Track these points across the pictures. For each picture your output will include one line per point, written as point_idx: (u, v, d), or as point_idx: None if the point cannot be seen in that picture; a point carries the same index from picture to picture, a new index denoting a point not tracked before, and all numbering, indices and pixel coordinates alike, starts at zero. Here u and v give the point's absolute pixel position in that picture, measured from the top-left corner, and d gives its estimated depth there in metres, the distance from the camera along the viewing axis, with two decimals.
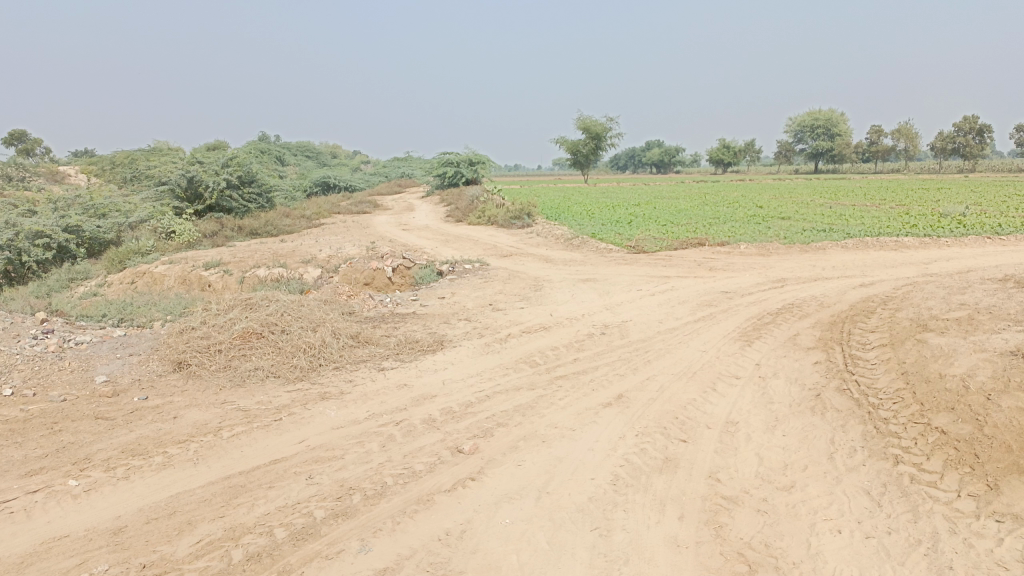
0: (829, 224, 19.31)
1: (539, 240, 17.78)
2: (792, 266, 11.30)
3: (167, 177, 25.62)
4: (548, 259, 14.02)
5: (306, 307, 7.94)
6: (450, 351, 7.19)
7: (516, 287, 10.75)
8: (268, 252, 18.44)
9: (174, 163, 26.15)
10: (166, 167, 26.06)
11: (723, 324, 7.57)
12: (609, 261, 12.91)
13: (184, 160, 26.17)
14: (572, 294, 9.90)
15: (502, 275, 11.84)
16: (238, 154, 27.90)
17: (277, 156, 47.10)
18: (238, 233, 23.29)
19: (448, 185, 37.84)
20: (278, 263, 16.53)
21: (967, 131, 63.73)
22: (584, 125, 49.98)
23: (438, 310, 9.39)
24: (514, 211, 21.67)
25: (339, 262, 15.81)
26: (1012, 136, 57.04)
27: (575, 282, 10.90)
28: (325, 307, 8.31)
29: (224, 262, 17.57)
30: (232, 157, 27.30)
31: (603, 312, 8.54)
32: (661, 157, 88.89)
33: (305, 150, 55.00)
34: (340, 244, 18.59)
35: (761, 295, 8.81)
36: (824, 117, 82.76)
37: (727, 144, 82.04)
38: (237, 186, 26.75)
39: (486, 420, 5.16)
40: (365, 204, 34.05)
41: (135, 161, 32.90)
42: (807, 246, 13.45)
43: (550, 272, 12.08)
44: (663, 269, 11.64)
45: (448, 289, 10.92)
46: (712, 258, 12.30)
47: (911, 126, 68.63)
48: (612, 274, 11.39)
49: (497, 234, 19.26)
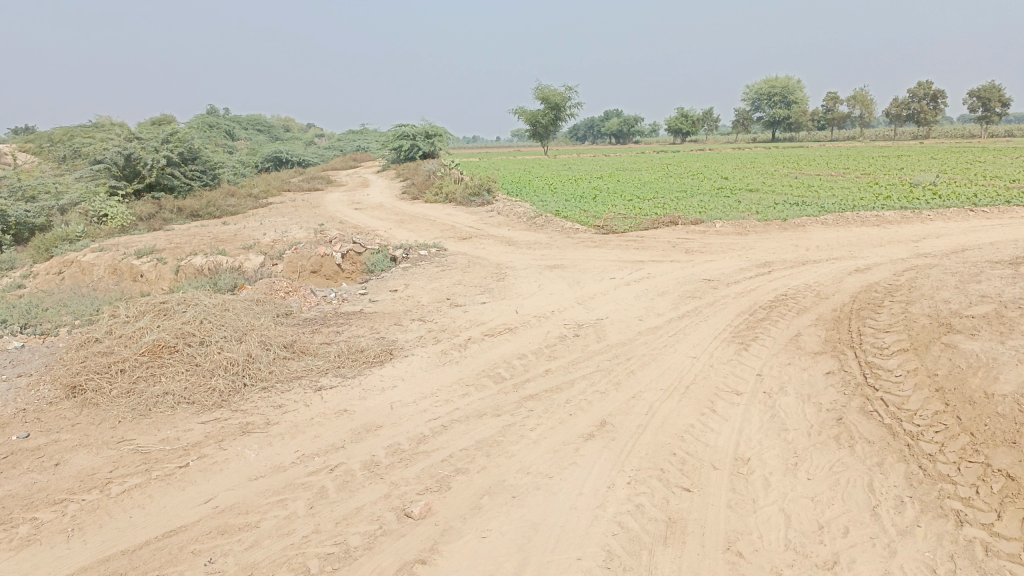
0: (800, 197, 18.62)
1: (500, 219, 16.77)
2: (774, 247, 10.44)
3: (102, 154, 23.91)
4: (510, 241, 13.04)
5: (232, 312, 6.84)
6: (400, 362, 6.17)
7: (476, 277, 9.73)
8: (210, 237, 17.11)
9: (110, 140, 24.40)
10: (101, 144, 24.33)
11: (712, 322, 6.66)
12: (576, 243, 11.97)
13: (122, 135, 24.45)
14: (539, 285, 8.91)
15: (462, 262, 10.80)
16: (180, 130, 26.24)
17: (226, 131, 45.17)
18: (179, 215, 21.80)
19: (403, 159, 36.43)
20: (219, 248, 15.29)
21: (921, 97, 63.89)
22: (543, 95, 48.78)
23: (388, 306, 8.35)
24: (473, 187, 20.60)
25: (284, 247, 14.63)
26: (966, 102, 57.24)
27: (541, 270, 9.92)
28: (255, 310, 7.21)
29: (161, 249, 16.23)
30: (173, 133, 25.65)
31: (575, 308, 7.59)
32: (620, 127, 88.10)
33: (257, 123, 52.96)
34: (287, 226, 17.31)
35: (748, 283, 7.93)
36: (782, 84, 82.55)
37: (686, 112, 81.46)
38: (179, 164, 25.16)
39: (441, 465, 4.17)
40: (317, 181, 32.56)
41: (71, 139, 30.93)
42: (786, 224, 12.65)
43: (513, 258, 11.11)
44: (635, 252, 10.73)
45: (401, 279, 9.89)
46: (687, 239, 11.41)
47: (867, 93, 68.65)
48: (581, 260, 10.43)
49: (456, 213, 18.18)
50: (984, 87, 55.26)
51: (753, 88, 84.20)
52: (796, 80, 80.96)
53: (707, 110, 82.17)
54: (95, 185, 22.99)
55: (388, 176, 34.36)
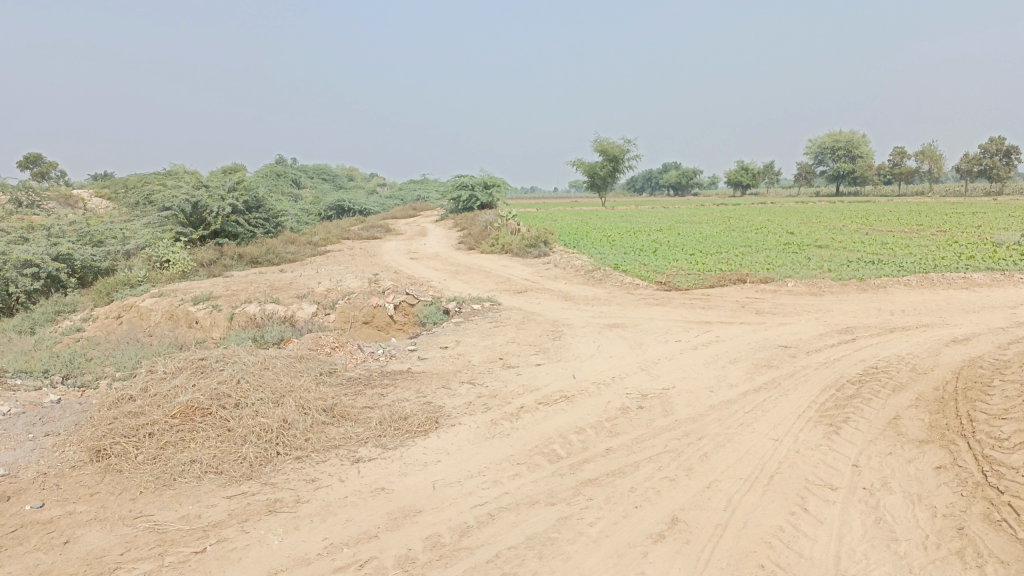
0: (874, 255, 17.72)
1: (557, 272, 16.32)
2: (853, 310, 9.67)
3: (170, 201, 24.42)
4: (567, 296, 12.54)
5: (272, 370, 6.45)
6: (447, 432, 5.66)
7: (532, 336, 9.20)
8: (266, 284, 17.06)
9: (179, 187, 24.93)
10: (169, 191, 24.88)
11: (795, 398, 5.97)
12: (637, 300, 11.40)
13: (190, 182, 24.98)
14: (599, 346, 8.34)
15: (517, 319, 10.31)
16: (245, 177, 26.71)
17: (292, 180, 46.18)
18: (238, 261, 21.97)
19: (462, 209, 36.49)
20: (273, 297, 15.17)
21: (993, 153, 61.83)
22: (601, 146, 48.69)
23: (438, 366, 7.88)
24: (530, 239, 20.26)
25: (338, 297, 14.41)
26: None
27: (602, 329, 9.35)
28: (297, 368, 6.81)
29: (217, 295, 16.22)
30: (238, 181, 26.12)
31: (639, 374, 6.98)
32: (679, 179, 87.56)
33: (321, 172, 54.16)
34: (342, 275, 17.15)
35: (830, 352, 7.21)
36: (846, 138, 81.05)
37: (746, 165, 80.49)
38: (243, 211, 25.54)
39: (487, 568, 3.62)
40: (376, 229, 32.75)
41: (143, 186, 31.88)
42: (863, 284, 11.85)
43: (571, 315, 10.60)
44: (700, 311, 10.11)
45: (453, 335, 9.45)
46: (757, 299, 10.71)
47: (936, 147, 66.83)
48: (644, 319, 9.83)
49: (512, 265, 17.82)
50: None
51: (816, 142, 82.82)
52: (861, 134, 79.42)
53: (768, 163, 81.11)
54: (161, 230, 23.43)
55: (445, 225, 34.41)
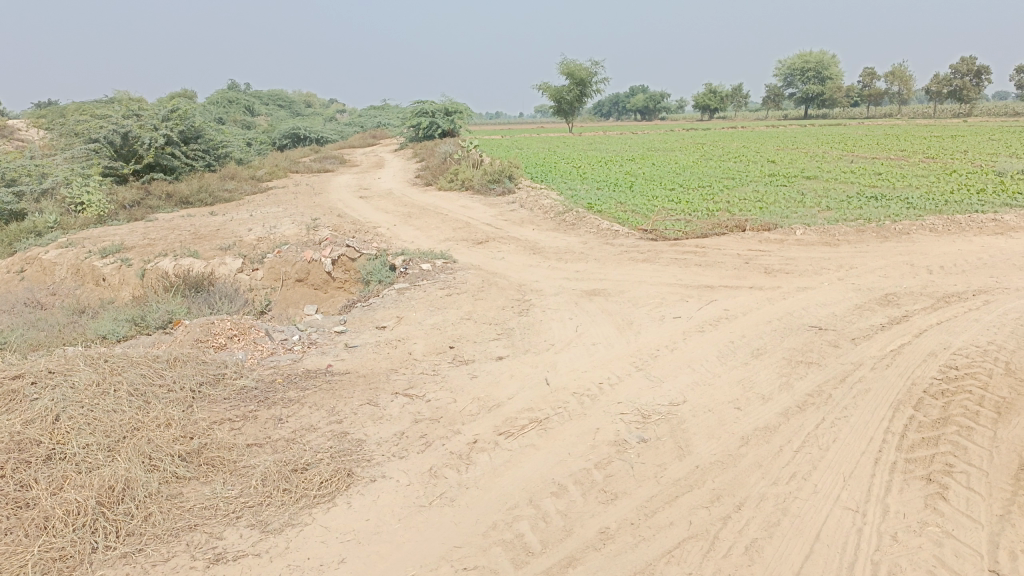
0: (872, 189, 16.09)
1: (523, 214, 14.42)
2: (881, 270, 7.96)
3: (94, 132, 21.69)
4: (535, 247, 10.70)
5: (119, 396, 4.54)
6: (364, 492, 3.85)
7: (493, 311, 7.33)
8: (191, 232, 14.86)
9: (105, 116, 22.17)
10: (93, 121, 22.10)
11: (859, 426, 4.22)
12: (619, 254, 9.60)
13: (118, 111, 22.21)
14: (578, 328, 6.53)
15: (475, 283, 8.41)
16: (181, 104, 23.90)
17: (246, 107, 42.93)
18: (167, 201, 19.54)
19: (421, 138, 33.95)
20: (194, 248, 13.06)
21: (964, 73, 60.28)
22: (567, 69, 45.98)
23: (368, 359, 6.05)
24: (492, 173, 18.22)
25: (268, 248, 12.37)
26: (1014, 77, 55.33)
27: (579, 299, 7.53)
28: (162, 387, 4.88)
29: (133, 246, 14.02)
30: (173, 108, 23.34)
31: (636, 377, 5.19)
32: (647, 103, 85.07)
33: (278, 99, 50.74)
34: (278, 219, 15.00)
35: (885, 341, 5.48)
36: (816, 59, 78.72)
37: (716, 89, 78.01)
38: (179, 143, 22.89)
39: None
40: (328, 161, 30.21)
41: (74, 115, 28.84)
42: (880, 230, 10.17)
43: (541, 276, 8.78)
44: (698, 271, 8.35)
45: (397, 307, 7.58)
46: (764, 253, 8.95)
47: (907, 69, 65.24)
48: (631, 283, 8.02)
49: (473, 205, 15.84)
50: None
51: (786, 64, 80.47)
52: (831, 56, 77.31)
53: (738, 85, 78.83)
54: (85, 166, 20.83)
55: (404, 156, 32.00)
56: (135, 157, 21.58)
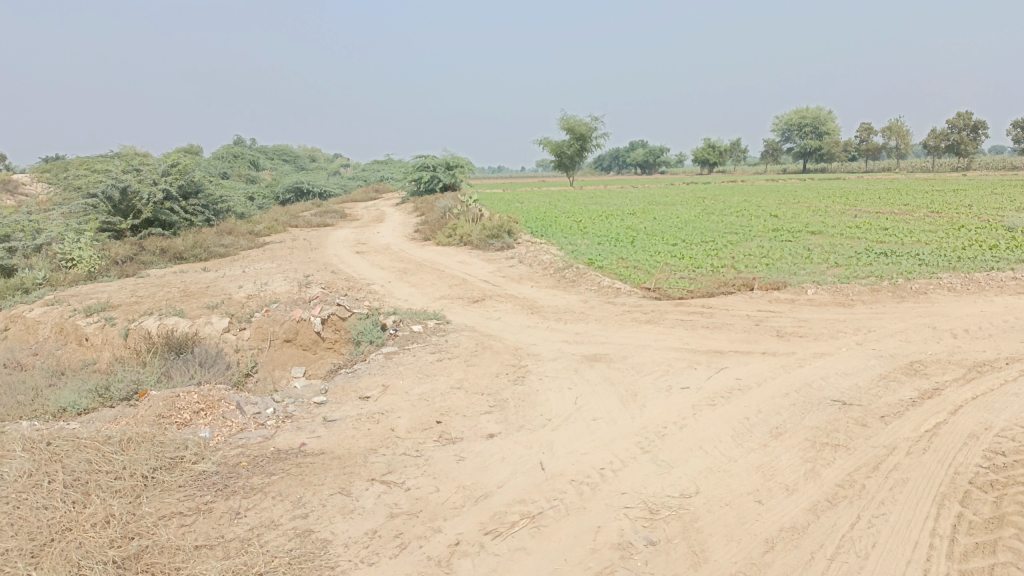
0: (881, 244, 15.68)
1: (522, 270, 13.98)
2: (902, 334, 7.46)
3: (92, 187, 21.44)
4: (534, 306, 10.22)
5: (53, 498, 4.02)
6: None
7: (486, 379, 6.80)
8: (180, 289, 14.40)
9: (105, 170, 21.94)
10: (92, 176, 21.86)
11: (900, 528, 3.67)
12: (622, 314, 9.11)
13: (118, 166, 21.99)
14: (577, 399, 5.99)
15: (468, 346, 7.89)
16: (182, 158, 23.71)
17: (251, 162, 43.02)
18: (160, 256, 19.15)
19: (422, 192, 33.80)
20: (180, 306, 12.60)
21: (962, 128, 60.58)
22: (568, 124, 46.24)
23: (346, 436, 5.50)
24: (491, 228, 17.86)
25: (257, 306, 11.90)
26: (1011, 132, 55.62)
27: (579, 365, 7.00)
28: (107, 478, 4.36)
29: (119, 304, 13.56)
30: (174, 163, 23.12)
31: (642, 461, 4.64)
32: (647, 157, 85.62)
33: (282, 153, 50.98)
34: (270, 276, 14.57)
35: (919, 420, 4.94)
36: (814, 114, 79.46)
37: (715, 143, 78.53)
38: (178, 198, 22.61)
39: None
40: (328, 215, 29.97)
41: (76, 170, 28.73)
42: (896, 289, 9.69)
43: (539, 338, 8.27)
44: (707, 334, 7.84)
45: (383, 374, 7.05)
46: (775, 313, 8.46)
47: (904, 124, 65.77)
48: (634, 347, 7.51)
49: (471, 261, 15.42)
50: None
51: (783, 119, 81.14)
52: (829, 110, 78.05)
53: (737, 140, 79.47)
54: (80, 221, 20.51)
55: (405, 210, 31.81)
56: (133, 212, 21.18)
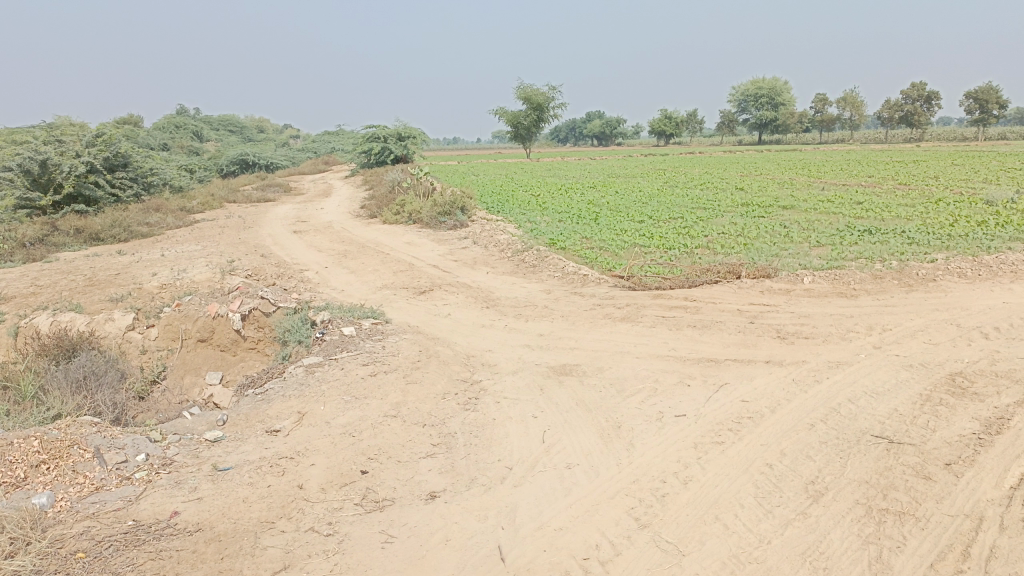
0: (860, 220, 14.67)
1: (477, 252, 12.57)
2: (926, 336, 6.30)
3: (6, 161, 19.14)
4: (491, 298, 8.85)
5: None
6: None
7: (429, 403, 5.41)
8: (87, 277, 12.61)
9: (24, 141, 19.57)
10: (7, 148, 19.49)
11: None
12: (593, 309, 7.78)
13: (37, 137, 19.63)
14: (546, 435, 4.66)
15: (410, 355, 6.48)
16: (110, 128, 21.43)
17: (194, 133, 40.48)
18: (75, 237, 17.15)
19: (372, 164, 32.00)
20: (82, 298, 10.89)
21: (914, 99, 60.39)
22: (524, 94, 44.63)
23: (233, 499, 4.08)
24: (442, 204, 16.36)
25: (170, 299, 10.28)
26: (963, 103, 55.54)
27: (545, 382, 5.66)
28: None
29: (13, 295, 11.73)
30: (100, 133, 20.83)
31: (640, 543, 3.34)
32: (604, 128, 84.46)
33: (229, 123, 48.36)
34: (192, 261, 12.88)
35: (999, 471, 3.74)
36: (770, 85, 79.07)
37: (672, 115, 77.58)
38: (105, 171, 20.40)
39: None
40: (271, 189, 28.04)
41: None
42: (900, 276, 8.56)
43: (495, 342, 6.89)
44: (698, 336, 6.58)
45: (299, 398, 5.60)
46: (770, 308, 7.24)
47: (858, 94, 65.54)
48: (611, 355, 6.19)
49: (421, 242, 13.93)
50: (981, 88, 54.09)
51: (740, 89, 80.59)
52: (784, 82, 77.67)
53: (694, 112, 78.78)
54: None
55: (354, 183, 30.00)
56: (53, 187, 18.89)
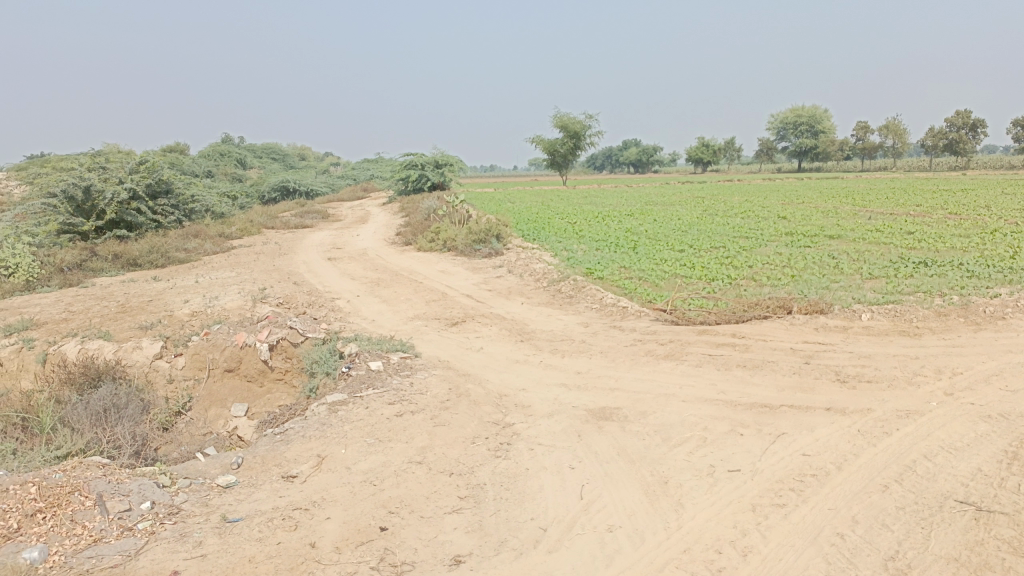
0: (913, 251, 14.02)
1: (512, 281, 12.20)
2: (1003, 382, 5.75)
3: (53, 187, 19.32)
4: (526, 330, 8.45)
5: None
6: None
7: (457, 448, 5.01)
8: (120, 304, 12.50)
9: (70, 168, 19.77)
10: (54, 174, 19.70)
11: None
12: (634, 345, 7.33)
13: (82, 164, 19.82)
14: (585, 490, 4.22)
15: (439, 394, 6.10)
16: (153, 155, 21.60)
17: (237, 160, 41.01)
18: (112, 263, 17.17)
19: (408, 191, 32.00)
20: (112, 326, 10.73)
21: (960, 127, 58.96)
22: (561, 122, 44.55)
23: (240, 557, 3.71)
24: (477, 232, 16.07)
25: (199, 327, 10.05)
26: (1011, 131, 54.02)
27: (583, 427, 5.22)
28: None
29: (46, 321, 11.64)
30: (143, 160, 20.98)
31: None
32: (640, 156, 84.10)
33: (271, 150, 49.04)
34: (224, 288, 12.71)
35: None
36: (810, 113, 78.11)
37: (710, 143, 76.92)
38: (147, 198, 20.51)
39: None
40: (308, 216, 28.12)
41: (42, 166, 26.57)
42: (965, 313, 7.98)
43: (529, 380, 6.47)
44: (749, 378, 6.09)
45: (319, 441, 5.23)
46: (826, 348, 6.72)
47: (901, 122, 64.24)
48: (654, 397, 5.74)
49: (455, 271, 13.62)
50: None
51: (779, 117, 79.72)
52: (826, 110, 76.64)
53: (732, 140, 78.08)
54: (38, 224, 18.44)
55: (390, 210, 29.97)
56: (96, 212, 19.05)
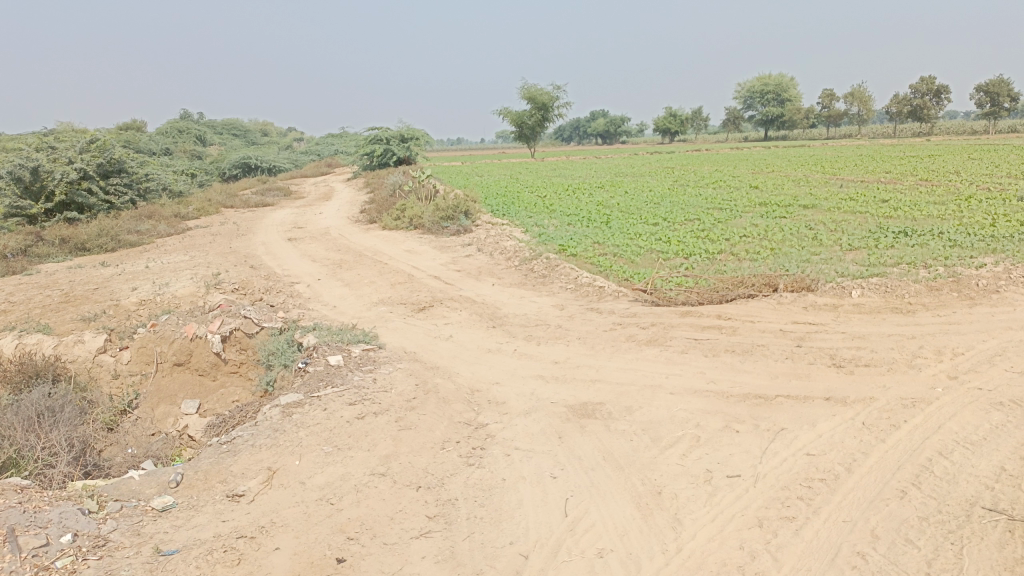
0: (890, 221, 13.72)
1: (482, 260, 11.64)
2: (1010, 363, 5.37)
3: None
4: (499, 314, 7.93)
5: None
6: None
7: (425, 456, 4.50)
8: (65, 292, 11.72)
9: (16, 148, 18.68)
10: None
11: None
12: (614, 329, 6.84)
13: (29, 144, 18.73)
14: (570, 505, 3.75)
15: (404, 391, 5.57)
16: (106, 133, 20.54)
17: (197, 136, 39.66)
18: (60, 247, 16.26)
19: (373, 167, 31.14)
20: (54, 317, 9.99)
21: (924, 93, 59.05)
22: (528, 94, 43.75)
23: None
24: (444, 208, 15.46)
25: (148, 317, 9.37)
26: (974, 97, 54.16)
27: (563, 428, 4.74)
28: None
29: None
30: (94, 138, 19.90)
31: None
32: (608, 127, 83.44)
33: (232, 126, 47.62)
34: (178, 273, 11.99)
35: None
36: (776, 81, 77.98)
37: (678, 112, 76.49)
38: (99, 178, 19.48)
39: None
40: (270, 194, 27.19)
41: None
42: (957, 286, 7.63)
43: (503, 372, 5.96)
44: (740, 364, 5.65)
45: (271, 451, 4.67)
46: (818, 329, 6.30)
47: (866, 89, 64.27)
48: (639, 390, 5.27)
49: (423, 250, 13.03)
50: (992, 81, 52.64)
51: (747, 86, 79.49)
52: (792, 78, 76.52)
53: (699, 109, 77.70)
54: None
55: (355, 186, 29.14)
56: (45, 194, 18.03)
